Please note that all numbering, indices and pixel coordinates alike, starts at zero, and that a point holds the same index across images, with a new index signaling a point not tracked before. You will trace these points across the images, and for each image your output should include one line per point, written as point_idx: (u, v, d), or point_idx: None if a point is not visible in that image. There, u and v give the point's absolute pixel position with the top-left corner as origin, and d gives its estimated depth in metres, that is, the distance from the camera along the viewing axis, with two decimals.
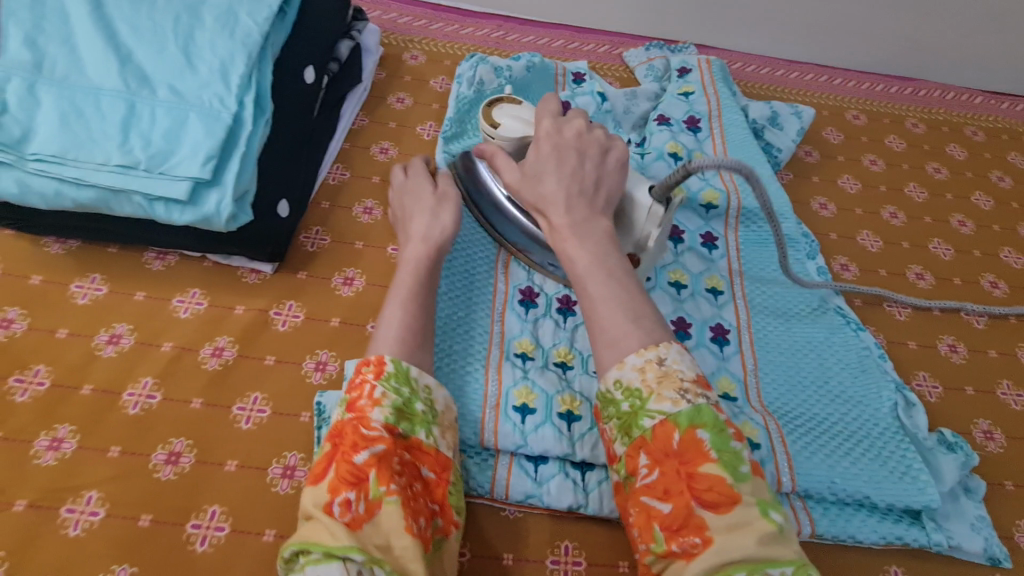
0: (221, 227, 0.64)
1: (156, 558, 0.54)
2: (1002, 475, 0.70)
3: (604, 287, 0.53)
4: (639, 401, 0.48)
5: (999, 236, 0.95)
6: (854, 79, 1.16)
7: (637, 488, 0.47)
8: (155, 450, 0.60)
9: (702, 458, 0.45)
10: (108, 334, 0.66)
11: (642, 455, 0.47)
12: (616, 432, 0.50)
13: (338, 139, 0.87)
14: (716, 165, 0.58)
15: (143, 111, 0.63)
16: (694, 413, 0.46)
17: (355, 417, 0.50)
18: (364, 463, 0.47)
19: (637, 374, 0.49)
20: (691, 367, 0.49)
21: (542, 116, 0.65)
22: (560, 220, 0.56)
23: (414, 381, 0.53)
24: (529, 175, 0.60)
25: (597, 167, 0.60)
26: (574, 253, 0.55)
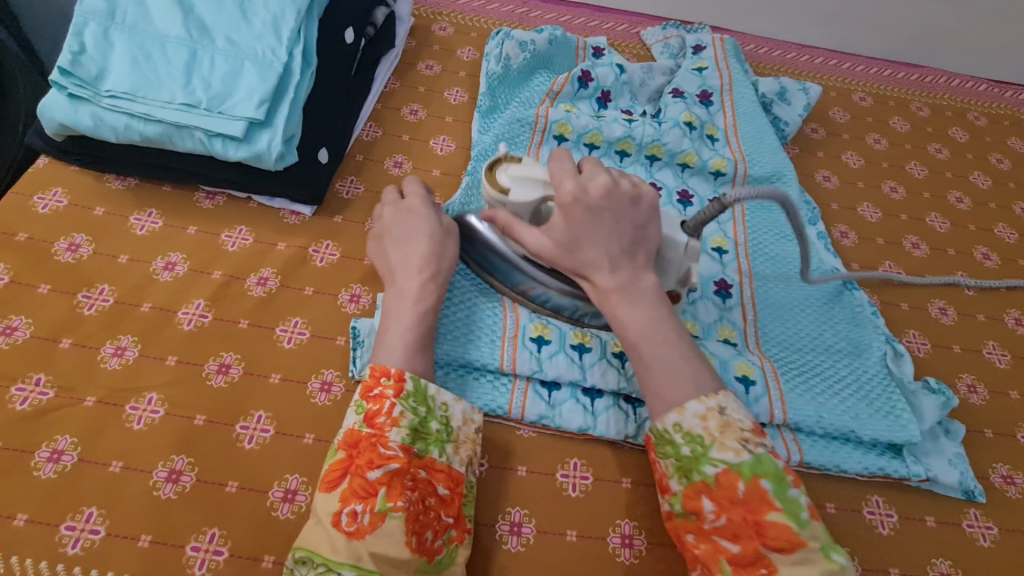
0: (270, 165, 0.70)
1: (210, 452, 0.61)
2: (983, 424, 0.75)
3: (657, 351, 0.57)
4: (701, 448, 0.52)
5: (995, 213, 0.99)
6: (862, 64, 1.20)
7: (704, 526, 0.52)
8: (207, 361, 0.66)
9: (768, 507, 0.49)
10: (164, 262, 0.73)
11: (704, 499, 0.52)
12: (673, 471, 0.54)
13: (372, 100, 0.93)
14: (751, 194, 0.59)
15: (204, 58, 0.70)
16: (756, 464, 0.51)
17: (374, 434, 0.55)
18: (377, 479, 0.52)
19: (698, 422, 0.53)
20: (748, 418, 0.54)
21: (563, 173, 0.62)
22: (606, 282, 0.59)
23: (430, 400, 0.58)
24: (564, 241, 0.61)
25: (635, 224, 0.61)
26: (626, 317, 0.58)
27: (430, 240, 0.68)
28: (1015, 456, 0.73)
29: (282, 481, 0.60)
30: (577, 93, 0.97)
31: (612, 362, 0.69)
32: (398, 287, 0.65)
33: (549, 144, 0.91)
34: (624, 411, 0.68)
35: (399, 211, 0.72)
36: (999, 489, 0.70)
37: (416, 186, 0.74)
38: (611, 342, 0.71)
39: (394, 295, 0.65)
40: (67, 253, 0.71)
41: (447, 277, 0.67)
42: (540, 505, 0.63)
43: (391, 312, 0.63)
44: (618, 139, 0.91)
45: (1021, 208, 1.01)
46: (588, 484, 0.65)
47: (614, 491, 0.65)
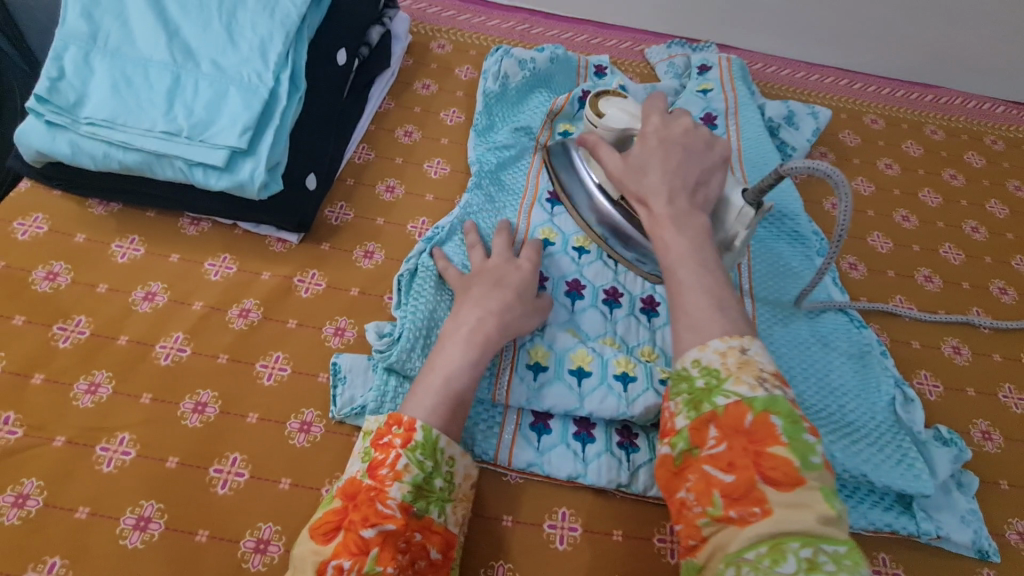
0: (254, 194, 0.68)
1: (181, 497, 0.58)
2: (997, 475, 0.71)
3: (695, 275, 0.53)
4: (715, 380, 0.47)
5: (1012, 244, 0.95)
6: (874, 84, 1.16)
7: (701, 456, 0.46)
8: (184, 399, 0.64)
9: (772, 440, 0.44)
10: (144, 292, 0.71)
11: (710, 429, 0.46)
12: (681, 406, 0.49)
13: (365, 121, 0.90)
14: (807, 168, 0.58)
15: (187, 83, 0.68)
16: (770, 400, 0.45)
17: (374, 487, 0.52)
18: (370, 538, 0.49)
19: (717, 357, 0.48)
20: (771, 363, 0.49)
21: (652, 110, 0.64)
22: (661, 209, 0.57)
23: (439, 453, 0.54)
24: (634, 164, 0.61)
25: (702, 164, 0.60)
26: (669, 239, 0.55)
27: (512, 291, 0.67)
28: None
29: (255, 530, 0.58)
30: (577, 113, 0.94)
31: (613, 388, 0.66)
32: (461, 317, 0.64)
33: None
34: (617, 458, 0.65)
35: (506, 264, 0.70)
36: (1014, 547, 0.66)
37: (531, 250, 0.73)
38: (612, 362, 0.68)
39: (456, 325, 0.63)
40: (45, 282, 0.69)
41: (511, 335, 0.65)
42: (525, 558, 0.60)
43: (447, 344, 0.61)
44: None
45: None
46: (576, 537, 0.62)
47: (604, 544, 0.62)
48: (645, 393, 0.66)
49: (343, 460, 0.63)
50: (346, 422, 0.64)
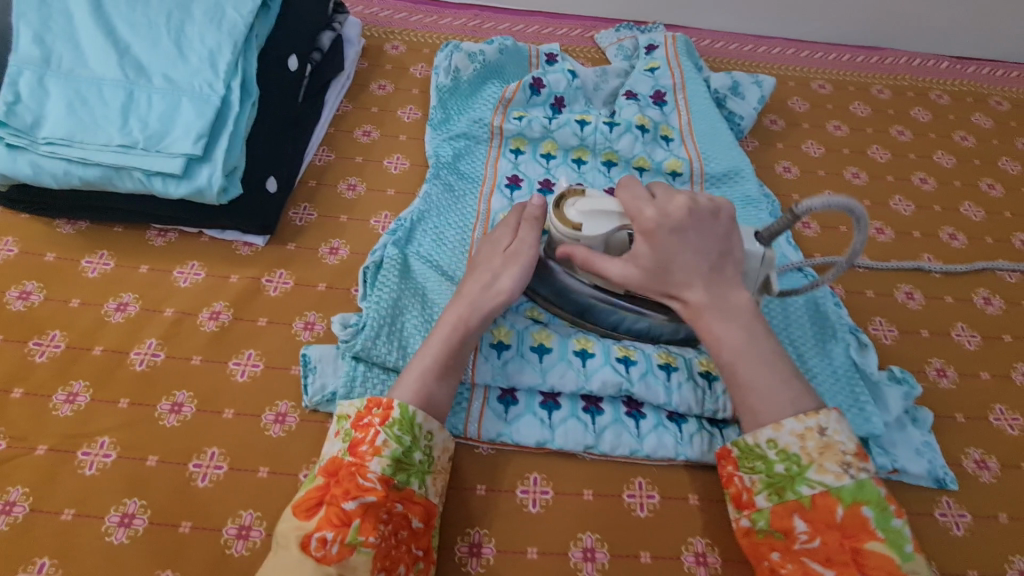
0: (214, 199, 0.70)
1: (162, 493, 0.60)
2: (953, 409, 0.74)
3: (752, 368, 0.58)
4: (797, 467, 0.55)
5: (960, 191, 0.98)
6: (820, 51, 1.19)
7: (795, 548, 0.53)
8: (160, 401, 0.66)
9: (868, 535, 0.51)
10: (116, 303, 0.73)
11: (796, 518, 0.54)
12: (761, 487, 0.57)
13: (323, 124, 0.93)
14: (825, 205, 0.56)
15: (141, 97, 0.70)
16: (857, 488, 0.53)
17: (354, 463, 0.55)
18: (351, 511, 0.52)
19: (795, 440, 0.56)
20: (850, 439, 0.55)
21: (638, 201, 0.63)
22: (698, 300, 0.61)
23: (417, 428, 0.57)
24: (651, 265, 0.61)
25: (718, 242, 0.61)
26: (721, 333, 0.60)
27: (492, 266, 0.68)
28: (987, 439, 0.72)
29: (237, 518, 0.60)
30: (529, 100, 0.97)
31: (572, 362, 0.69)
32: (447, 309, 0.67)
33: (506, 157, 0.91)
34: (583, 422, 0.67)
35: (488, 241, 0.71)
36: (971, 475, 0.69)
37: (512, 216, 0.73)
38: (571, 340, 0.70)
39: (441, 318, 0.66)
40: (18, 301, 0.71)
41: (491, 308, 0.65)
42: (500, 523, 0.62)
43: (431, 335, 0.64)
44: (573, 147, 0.92)
45: (987, 185, 1.00)
46: (549, 499, 0.64)
47: (575, 504, 0.64)
48: (603, 369, 0.68)
49: (318, 445, 0.65)
50: (319, 410, 0.67)
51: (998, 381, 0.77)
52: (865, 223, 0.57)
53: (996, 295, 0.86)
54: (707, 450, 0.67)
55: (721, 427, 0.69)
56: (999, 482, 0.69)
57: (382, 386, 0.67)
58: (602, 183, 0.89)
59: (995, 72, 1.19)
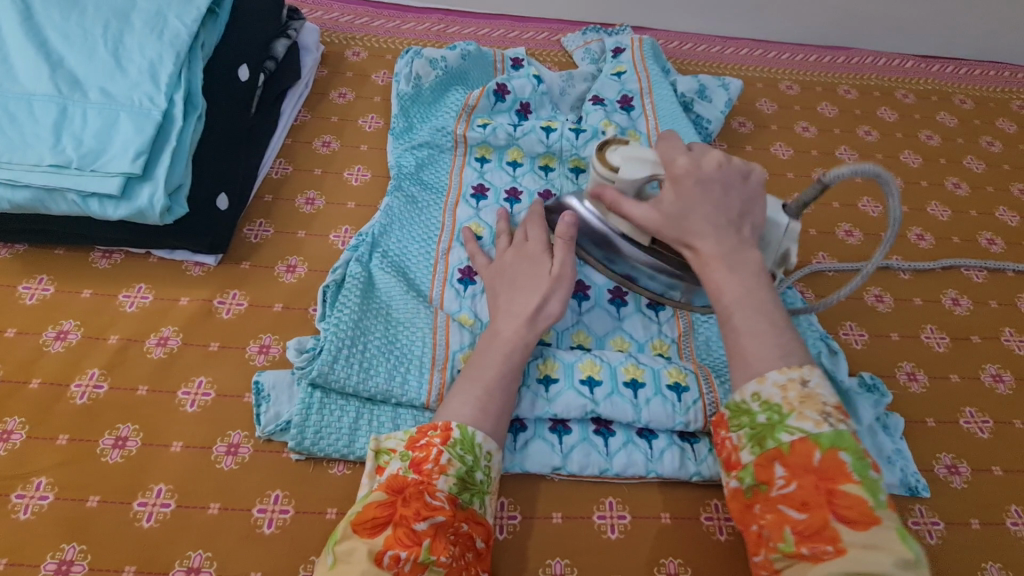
0: (156, 220, 0.67)
1: (104, 536, 0.57)
2: (924, 413, 0.74)
3: (751, 320, 0.53)
4: (778, 415, 0.50)
5: (926, 191, 0.99)
6: (788, 51, 1.18)
7: (772, 496, 0.49)
8: (103, 436, 0.62)
9: (844, 478, 0.46)
10: (55, 331, 0.69)
11: (777, 466, 0.49)
12: (746, 441, 0.52)
13: (280, 135, 0.89)
14: (854, 172, 0.56)
15: (75, 113, 0.66)
16: (836, 436, 0.48)
17: (421, 481, 0.53)
18: (423, 531, 0.50)
19: (778, 390, 0.50)
20: (832, 392, 0.50)
21: (674, 151, 0.62)
22: (709, 249, 0.56)
23: (478, 448, 0.56)
24: (673, 212, 0.58)
25: (744, 200, 0.60)
26: (721, 283, 0.55)
27: (534, 287, 0.67)
28: (957, 442, 0.72)
29: (184, 559, 0.56)
30: (494, 106, 0.94)
31: (536, 386, 0.66)
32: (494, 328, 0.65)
33: (471, 166, 0.89)
34: (549, 443, 0.65)
35: (523, 258, 0.71)
36: (943, 480, 0.69)
37: (541, 229, 0.73)
38: (535, 364, 0.68)
39: (492, 336, 0.64)
40: None
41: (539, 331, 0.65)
42: None
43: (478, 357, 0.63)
44: (540, 154, 0.90)
45: (953, 183, 1.00)
46: (516, 524, 0.62)
47: (544, 529, 0.62)
48: (566, 392, 0.66)
49: (272, 477, 0.62)
50: (273, 440, 0.64)
51: (967, 383, 0.77)
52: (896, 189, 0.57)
53: (963, 295, 0.86)
54: (679, 467, 0.65)
55: (693, 442, 0.67)
56: (970, 486, 0.69)
57: (341, 412, 0.65)
58: (569, 190, 0.88)
59: (959, 70, 1.19)
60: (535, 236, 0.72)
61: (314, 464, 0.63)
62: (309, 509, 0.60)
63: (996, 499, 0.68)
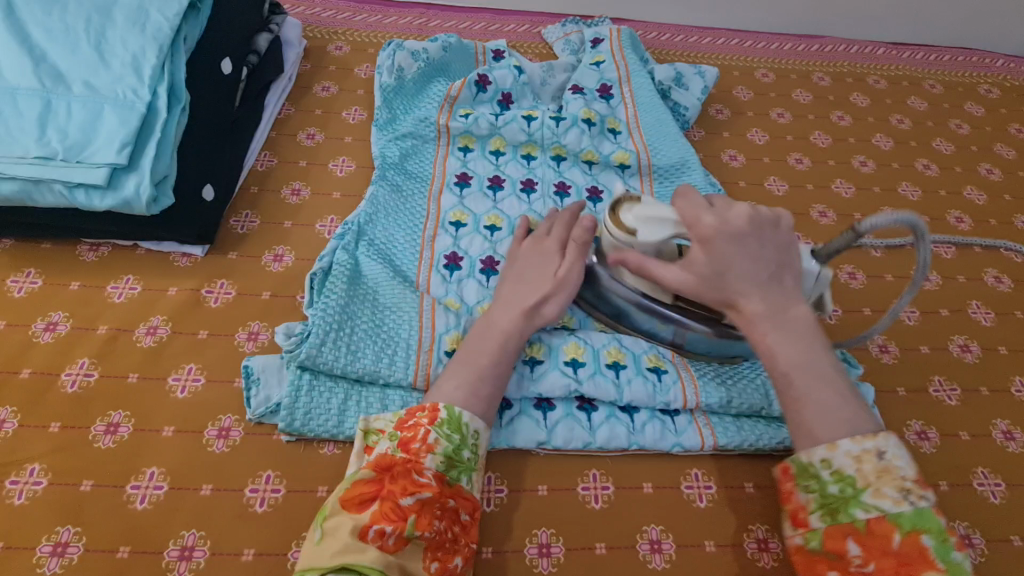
0: (143, 210, 0.68)
1: (99, 518, 0.58)
2: (895, 383, 0.77)
3: (810, 387, 0.54)
4: (852, 489, 0.51)
5: (897, 173, 1.02)
6: (764, 40, 1.21)
7: (849, 570, 0.50)
8: (95, 422, 0.63)
9: (928, 564, 0.48)
10: (45, 323, 0.69)
11: (851, 541, 0.51)
12: (816, 507, 0.53)
13: (264, 128, 0.91)
14: (890, 222, 0.55)
15: (59, 106, 0.67)
16: (916, 516, 0.50)
17: (408, 459, 0.55)
18: (408, 507, 0.52)
19: (850, 462, 0.51)
20: (906, 462, 0.52)
21: (696, 208, 0.59)
22: (756, 310, 0.56)
23: (464, 427, 0.58)
24: (708, 274, 0.57)
25: (778, 253, 0.58)
26: (776, 348, 0.55)
27: (532, 281, 0.69)
28: (927, 410, 0.75)
29: (179, 539, 0.58)
30: (475, 97, 0.96)
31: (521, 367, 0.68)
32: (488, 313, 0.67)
33: (454, 155, 0.90)
34: (535, 419, 0.67)
35: (536, 250, 0.72)
36: (913, 446, 0.72)
37: (563, 228, 0.73)
38: None
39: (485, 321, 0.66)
40: None
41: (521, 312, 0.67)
42: None
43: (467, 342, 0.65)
44: (522, 142, 0.92)
45: (923, 164, 1.03)
46: (503, 497, 0.64)
47: (530, 501, 0.64)
48: (551, 372, 0.68)
49: (263, 459, 0.63)
50: (264, 422, 0.65)
51: (936, 354, 0.80)
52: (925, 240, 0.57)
53: (933, 271, 0.88)
54: (659, 439, 0.67)
55: (673, 415, 0.69)
56: (939, 451, 0.72)
57: (330, 393, 0.66)
58: (552, 177, 0.89)
59: (929, 56, 1.22)
60: (552, 237, 0.72)
61: (305, 444, 0.65)
62: (300, 488, 0.62)
63: (964, 462, 0.71)
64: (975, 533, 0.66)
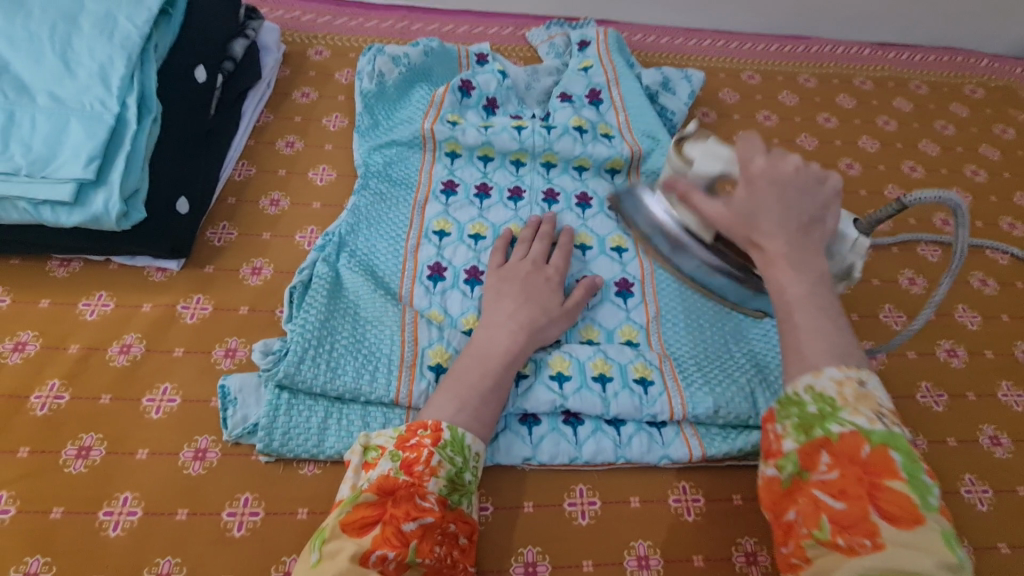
0: (113, 226, 0.66)
1: (69, 547, 0.56)
2: (883, 389, 0.76)
3: (814, 320, 0.51)
4: (830, 407, 0.47)
5: (884, 175, 1.01)
6: (750, 42, 1.20)
7: (810, 483, 0.47)
8: (65, 446, 0.61)
9: (890, 474, 0.44)
10: (13, 343, 0.67)
11: (821, 455, 0.47)
12: (790, 427, 0.49)
13: (242, 136, 0.88)
14: (936, 199, 0.58)
15: (23, 119, 0.65)
16: (888, 434, 0.45)
17: (411, 483, 0.53)
18: (411, 532, 0.50)
19: (834, 385, 0.48)
20: (887, 397, 0.49)
21: (750, 150, 0.58)
22: (776, 249, 0.54)
23: (467, 450, 0.57)
24: (741, 210, 0.56)
25: (815, 206, 0.56)
26: (786, 282, 0.53)
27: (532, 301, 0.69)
28: (914, 416, 0.75)
29: (153, 566, 0.56)
30: (461, 102, 0.94)
31: None
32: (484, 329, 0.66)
33: (441, 162, 0.89)
34: (520, 434, 0.66)
35: (537, 272, 0.72)
36: None
37: (562, 253, 0.76)
38: None
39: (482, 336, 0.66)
40: None
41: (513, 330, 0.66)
42: None
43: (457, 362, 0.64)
44: (512, 150, 0.89)
45: (909, 166, 1.03)
46: (488, 515, 0.63)
47: (515, 518, 0.63)
48: (537, 386, 0.67)
49: (241, 481, 0.61)
50: (241, 443, 0.63)
51: (923, 359, 0.79)
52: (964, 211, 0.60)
53: (920, 275, 0.88)
54: (647, 451, 0.66)
55: (660, 426, 0.68)
56: (927, 458, 0.72)
57: (310, 412, 0.64)
58: (540, 184, 0.88)
59: (914, 57, 1.22)
60: (555, 260, 0.75)
61: (284, 465, 0.63)
62: (279, 511, 0.60)
63: (952, 469, 0.71)
64: (962, 542, 0.66)
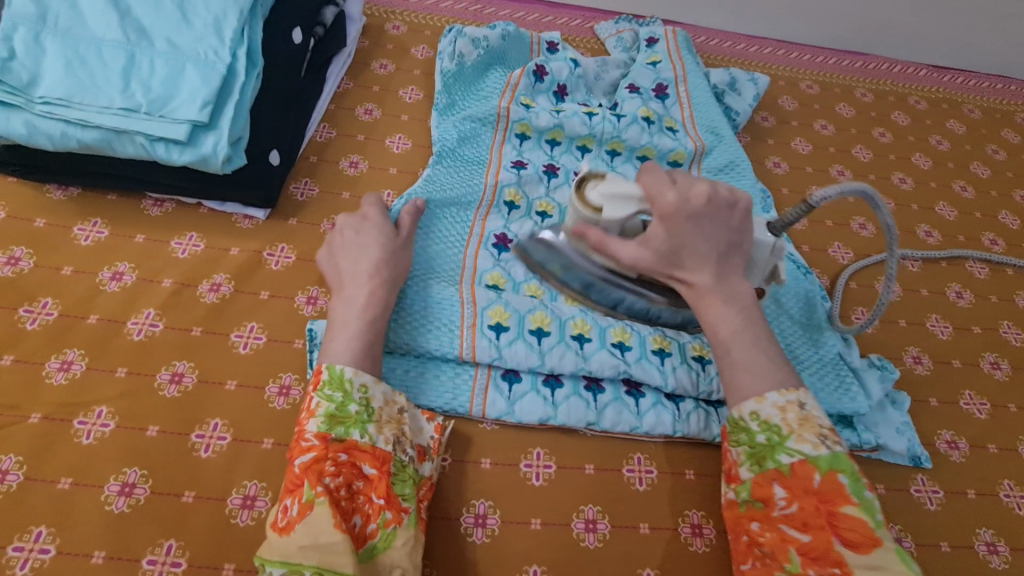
0: (218, 168, 0.69)
1: (164, 463, 0.60)
2: (927, 393, 0.79)
3: (746, 352, 0.59)
4: (777, 437, 0.56)
5: (935, 192, 1.04)
6: (809, 54, 1.23)
7: (773, 515, 0.55)
8: (160, 370, 0.65)
9: (843, 500, 0.52)
10: (111, 272, 0.71)
11: (775, 486, 0.55)
12: (745, 459, 0.58)
13: (324, 100, 0.92)
14: (840, 193, 0.59)
15: (143, 61, 0.68)
16: (833, 458, 0.54)
17: (299, 430, 0.58)
18: (298, 473, 0.54)
19: (776, 412, 0.57)
20: (825, 416, 0.57)
21: (660, 186, 0.62)
22: (704, 283, 0.62)
23: (348, 384, 0.59)
24: (664, 250, 0.62)
25: (729, 233, 0.62)
26: (719, 319, 0.61)
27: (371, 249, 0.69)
28: (956, 421, 0.77)
29: (241, 487, 0.60)
30: (534, 87, 0.97)
31: (571, 345, 0.70)
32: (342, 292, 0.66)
33: (511, 142, 0.91)
34: (585, 400, 0.69)
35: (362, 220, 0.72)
36: (944, 454, 0.74)
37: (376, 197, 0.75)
38: (569, 324, 0.72)
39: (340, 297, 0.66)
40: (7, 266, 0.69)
41: (369, 280, 0.66)
42: (504, 495, 0.64)
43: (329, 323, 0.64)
44: (580, 136, 0.92)
45: (960, 185, 1.06)
46: (552, 473, 0.66)
47: (577, 478, 0.66)
48: (600, 353, 0.70)
49: None
50: None
51: (967, 368, 0.82)
52: (874, 203, 0.62)
53: (967, 289, 0.91)
54: (704, 427, 0.69)
55: (717, 407, 0.71)
56: (967, 460, 0.74)
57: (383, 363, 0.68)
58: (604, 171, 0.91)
59: (968, 82, 1.25)
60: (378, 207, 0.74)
61: None
62: None
63: (991, 473, 0.74)
64: (1000, 541, 0.69)
